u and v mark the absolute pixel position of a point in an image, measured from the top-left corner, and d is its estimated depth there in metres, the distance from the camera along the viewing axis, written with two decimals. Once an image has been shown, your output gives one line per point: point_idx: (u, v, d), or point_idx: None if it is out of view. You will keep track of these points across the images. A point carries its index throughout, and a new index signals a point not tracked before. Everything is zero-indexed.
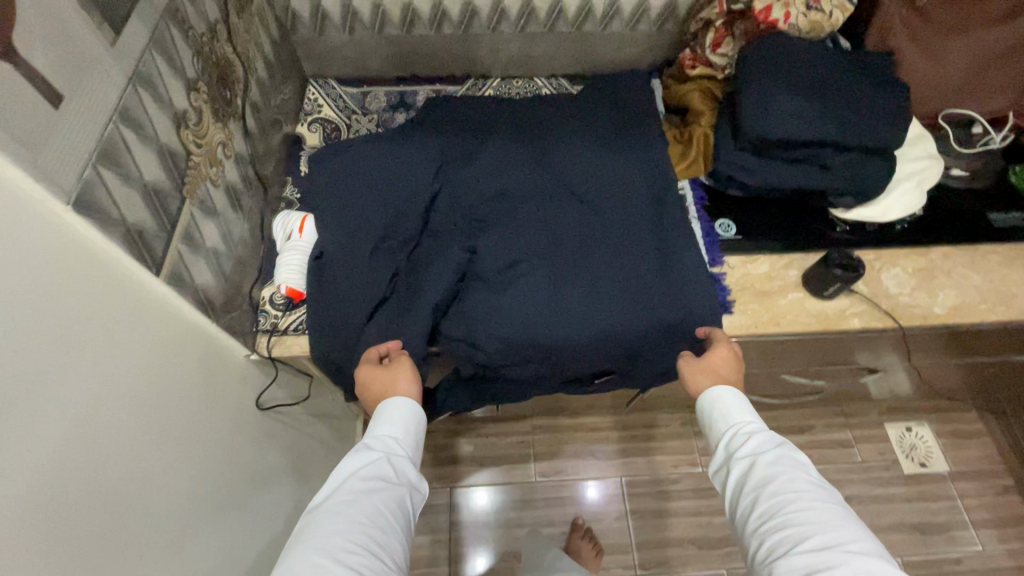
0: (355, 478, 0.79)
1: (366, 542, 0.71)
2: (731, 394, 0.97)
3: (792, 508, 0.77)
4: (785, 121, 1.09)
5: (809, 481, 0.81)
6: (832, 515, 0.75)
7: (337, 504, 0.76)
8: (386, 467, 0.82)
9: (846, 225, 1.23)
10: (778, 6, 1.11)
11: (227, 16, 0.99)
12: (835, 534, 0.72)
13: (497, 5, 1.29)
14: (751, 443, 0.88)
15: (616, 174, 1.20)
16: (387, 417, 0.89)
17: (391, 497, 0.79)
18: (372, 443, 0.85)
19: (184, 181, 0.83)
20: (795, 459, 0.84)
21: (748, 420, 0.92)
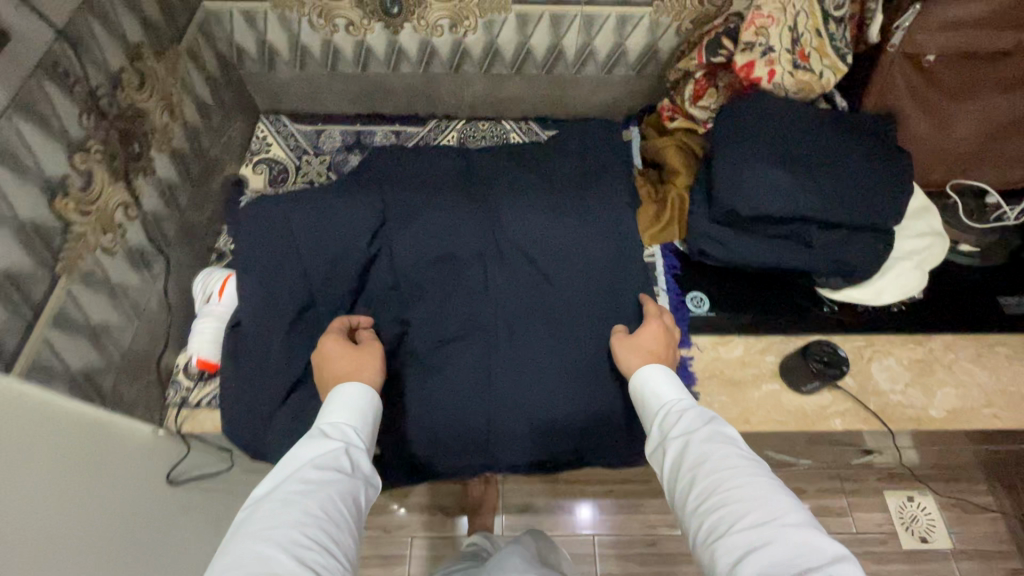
0: (313, 467, 0.67)
1: (321, 538, 0.60)
2: (660, 372, 0.85)
3: (728, 485, 0.65)
4: (763, 196, 0.96)
5: (742, 455, 0.70)
6: (768, 489, 0.64)
7: (288, 495, 0.63)
8: (343, 458, 0.69)
9: (834, 305, 1.10)
10: (761, 63, 0.98)
11: (139, 62, 0.89)
12: (771, 510, 0.62)
13: (458, 45, 1.18)
14: (683, 421, 0.76)
15: (571, 241, 1.07)
16: (341, 400, 0.77)
17: (350, 487, 0.67)
18: (326, 429, 0.73)
19: (57, 257, 0.73)
20: (726, 433, 0.73)
21: (677, 398, 0.81)
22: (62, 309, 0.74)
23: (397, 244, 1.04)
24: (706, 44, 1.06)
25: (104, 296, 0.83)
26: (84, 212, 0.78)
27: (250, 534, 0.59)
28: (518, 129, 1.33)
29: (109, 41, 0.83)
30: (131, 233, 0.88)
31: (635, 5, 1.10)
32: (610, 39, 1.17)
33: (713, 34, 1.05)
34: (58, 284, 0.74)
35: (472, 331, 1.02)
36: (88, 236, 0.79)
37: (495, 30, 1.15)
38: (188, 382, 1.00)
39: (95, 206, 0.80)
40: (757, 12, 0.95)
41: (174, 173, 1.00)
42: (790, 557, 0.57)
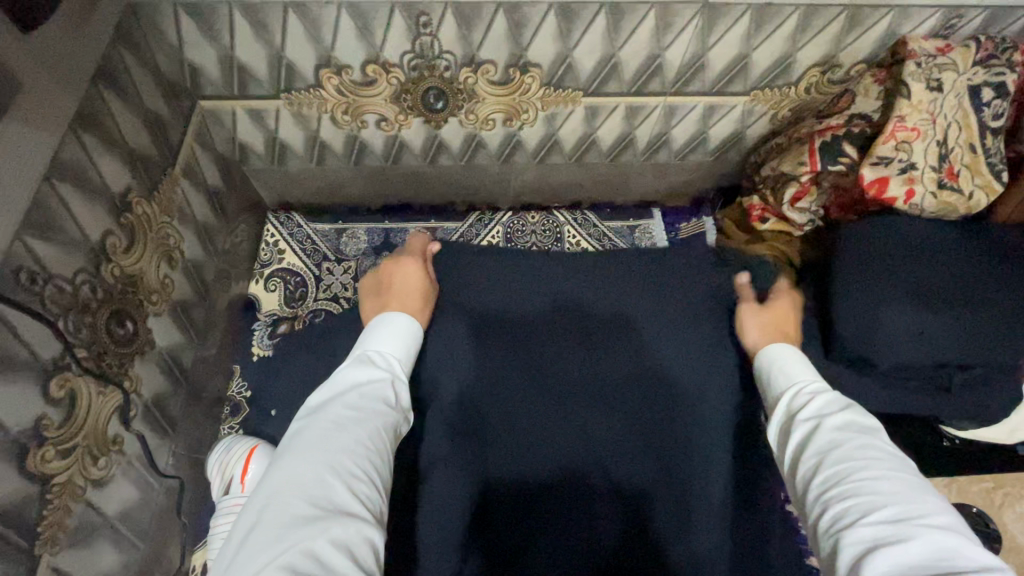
0: (355, 393, 0.55)
1: (371, 472, 0.49)
2: (791, 352, 0.69)
3: (860, 476, 0.50)
4: (900, 344, 0.81)
5: (888, 446, 0.54)
6: (910, 488, 0.48)
7: (337, 417, 0.52)
8: (389, 390, 0.58)
9: (955, 439, 0.96)
10: (898, 180, 0.82)
11: (125, 214, 0.68)
12: (910, 505, 0.46)
13: (512, 137, 0.98)
14: (815, 401, 0.60)
15: (647, 363, 0.77)
16: (395, 326, 0.65)
17: (391, 422, 0.55)
18: (372, 355, 0.61)
19: (32, 534, 0.53)
20: (871, 424, 0.56)
21: (811, 382, 0.64)
22: None
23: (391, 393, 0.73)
24: (821, 146, 0.87)
25: (99, 542, 0.63)
26: (65, 452, 0.57)
27: (292, 449, 0.48)
28: (573, 220, 1.15)
29: (87, 206, 0.62)
30: (130, 442, 0.68)
31: (730, 95, 0.91)
32: (691, 127, 0.99)
33: (832, 134, 0.86)
34: (36, 569, 0.54)
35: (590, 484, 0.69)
36: (73, 483, 0.58)
37: (557, 122, 0.95)
38: None
39: (83, 436, 0.60)
40: (901, 124, 0.78)
41: (173, 333, 0.79)
42: (938, 557, 0.42)
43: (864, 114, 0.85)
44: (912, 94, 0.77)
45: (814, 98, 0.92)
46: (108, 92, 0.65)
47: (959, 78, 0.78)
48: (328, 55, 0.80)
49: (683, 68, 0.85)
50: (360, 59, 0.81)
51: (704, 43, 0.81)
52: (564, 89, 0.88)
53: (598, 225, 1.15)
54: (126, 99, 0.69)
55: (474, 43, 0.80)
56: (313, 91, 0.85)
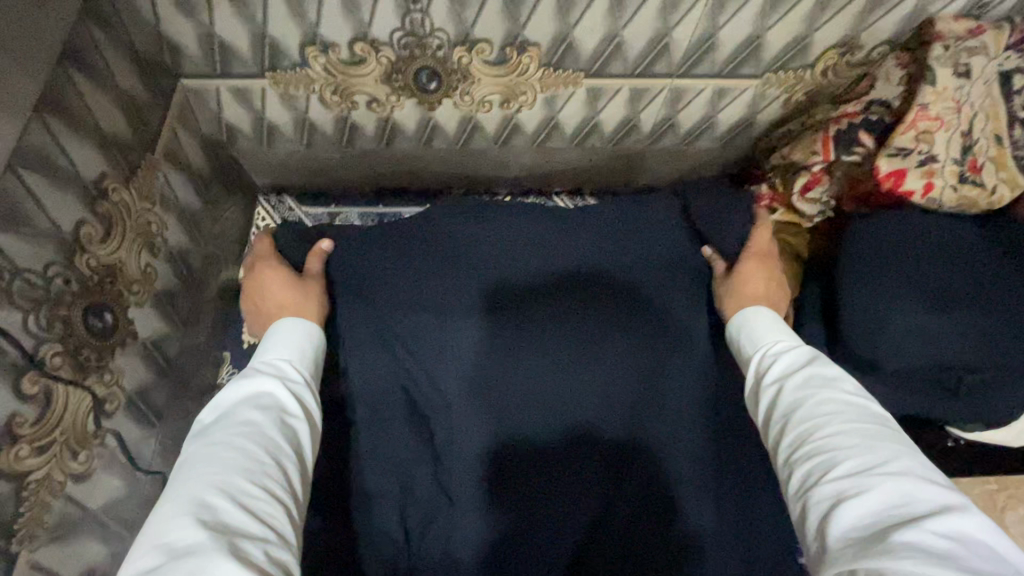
0: (243, 404, 0.50)
1: (270, 486, 0.45)
2: (760, 312, 0.65)
3: (822, 433, 0.49)
4: (911, 348, 0.78)
5: (852, 393, 0.52)
6: (867, 437, 0.48)
7: (223, 439, 0.47)
8: (282, 391, 0.53)
9: (959, 439, 0.92)
10: (916, 173, 0.76)
11: (101, 203, 0.65)
12: (869, 458, 0.45)
13: (510, 120, 0.94)
14: (779, 362, 0.59)
15: (663, 324, 0.71)
16: (286, 335, 0.60)
17: (290, 431, 0.50)
18: (260, 362, 0.56)
19: (9, 532, 0.53)
20: (834, 374, 0.54)
21: (773, 341, 0.61)
22: None
23: (370, 371, 0.68)
24: (834, 134, 0.83)
25: (82, 535, 0.63)
26: (42, 449, 0.56)
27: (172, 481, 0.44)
28: (575, 206, 1.11)
29: (58, 195, 0.59)
30: (113, 434, 0.67)
31: (742, 78, 0.86)
32: (699, 111, 0.94)
33: (847, 122, 0.82)
34: (15, 566, 0.54)
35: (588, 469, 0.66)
36: (51, 479, 0.57)
37: (557, 105, 0.91)
38: None
39: (61, 432, 0.59)
40: (923, 113, 0.72)
41: (158, 322, 0.78)
42: (894, 508, 0.42)
43: (881, 101, 0.80)
44: (937, 80, 0.71)
45: (831, 82, 0.87)
46: (78, 73, 0.62)
47: (988, 64, 0.72)
48: (313, 32, 0.76)
49: (692, 48, 0.80)
50: (348, 36, 0.77)
51: (714, 22, 0.76)
52: (563, 70, 0.83)
53: None
54: (98, 80, 0.66)
55: (467, 21, 0.75)
56: (299, 70, 0.81)
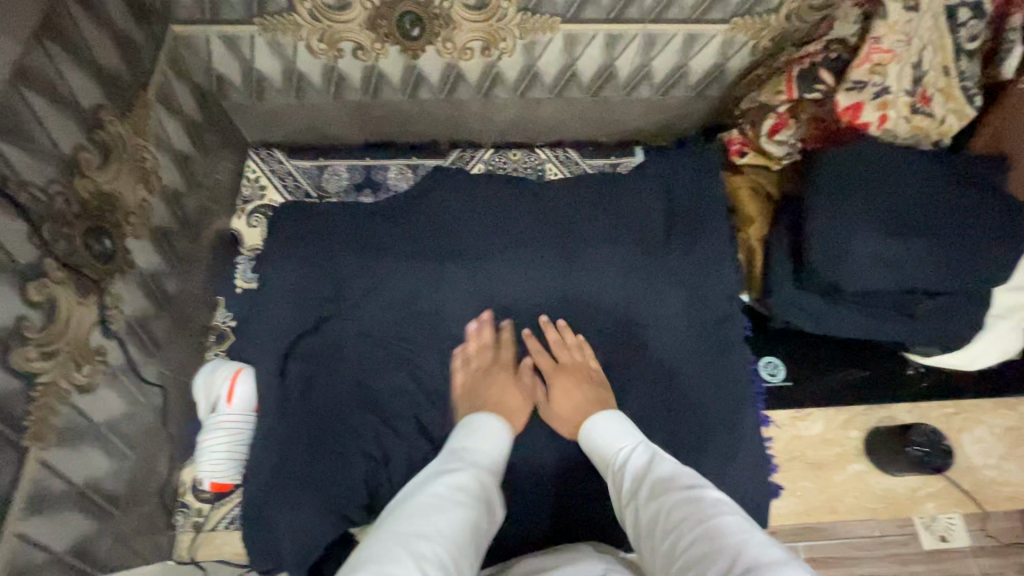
0: (444, 484, 0.65)
1: (444, 560, 0.56)
2: (610, 418, 0.77)
3: (688, 541, 0.55)
4: (870, 272, 0.83)
5: (684, 487, 0.62)
6: (715, 526, 0.55)
7: (423, 511, 0.61)
8: (476, 481, 0.67)
9: (920, 366, 1.00)
10: (871, 106, 0.81)
11: (98, 131, 0.68)
12: (729, 553, 0.52)
13: (491, 69, 0.98)
14: (631, 474, 0.68)
15: (623, 274, 0.97)
16: (488, 427, 0.76)
17: (476, 513, 0.63)
18: (460, 452, 0.72)
19: (20, 426, 0.56)
20: (670, 471, 0.65)
21: (620, 447, 0.73)
22: (38, 487, 0.58)
23: (392, 313, 0.91)
24: (798, 73, 0.88)
25: (87, 444, 0.66)
26: (48, 353, 0.59)
27: (373, 550, 0.56)
28: (555, 157, 1.15)
29: (58, 118, 0.62)
30: (113, 354, 0.70)
31: (712, 22, 0.91)
32: (672, 60, 0.98)
33: (809, 62, 0.87)
34: (27, 459, 0.57)
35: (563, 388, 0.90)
36: (58, 385, 0.61)
37: (536, 52, 0.95)
38: (206, 500, 0.85)
39: (65, 342, 0.62)
40: (875, 46, 0.77)
41: (154, 257, 0.81)
42: None
43: (840, 39, 0.85)
44: (888, 13, 0.76)
45: (795, 26, 0.92)
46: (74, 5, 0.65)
47: None
48: None
49: None
50: None
51: None
52: (541, 14, 0.87)
53: (580, 163, 1.14)
54: (92, 14, 0.69)
55: None
56: (287, 16, 0.85)
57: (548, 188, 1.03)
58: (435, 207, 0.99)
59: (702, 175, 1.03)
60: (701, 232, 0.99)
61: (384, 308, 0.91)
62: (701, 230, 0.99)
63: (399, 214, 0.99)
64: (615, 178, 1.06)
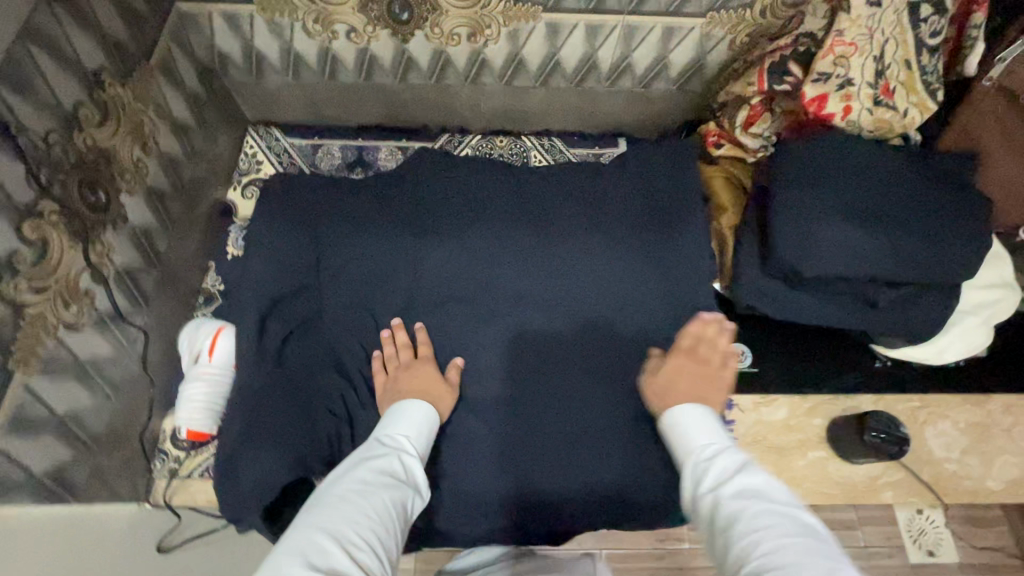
0: (365, 469, 0.65)
1: (371, 540, 0.57)
2: (697, 412, 0.75)
3: (758, 546, 0.54)
4: (831, 258, 0.84)
5: (782, 503, 0.59)
6: (806, 540, 0.54)
7: (349, 492, 0.61)
8: (397, 463, 0.68)
9: (886, 359, 1.02)
10: (836, 97, 0.83)
11: (98, 90, 0.74)
12: (801, 567, 0.50)
13: (477, 56, 1.02)
14: (714, 468, 0.66)
15: (598, 259, 0.99)
16: (412, 415, 0.77)
17: (399, 495, 0.64)
18: (384, 438, 0.72)
19: (9, 350, 0.61)
20: (759, 482, 0.62)
21: (705, 442, 0.71)
22: (21, 409, 0.63)
23: (370, 282, 0.95)
24: (768, 66, 0.90)
25: (71, 377, 0.71)
26: (39, 288, 0.65)
27: (293, 531, 0.56)
28: (541, 145, 1.18)
29: (62, 75, 0.68)
30: (100, 299, 0.75)
31: (688, 16, 0.95)
32: (652, 52, 1.02)
33: (780, 55, 0.89)
34: (13, 381, 0.62)
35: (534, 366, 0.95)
36: (46, 318, 0.66)
37: (520, 41, 0.99)
38: (183, 449, 0.90)
39: (56, 279, 0.67)
40: (839, 38, 0.80)
41: (147, 214, 0.86)
42: None
43: (809, 34, 0.87)
44: (852, 8, 0.79)
45: (768, 22, 0.95)
46: None
47: None
48: None
49: None
50: None
51: None
52: (523, 3, 0.92)
53: (564, 152, 1.18)
54: None
55: None
56: None
57: (528, 172, 1.06)
58: (418, 184, 1.03)
59: (679, 164, 1.05)
60: (674, 218, 1.01)
61: (371, 283, 0.96)
62: (676, 215, 1.01)
63: (382, 190, 1.03)
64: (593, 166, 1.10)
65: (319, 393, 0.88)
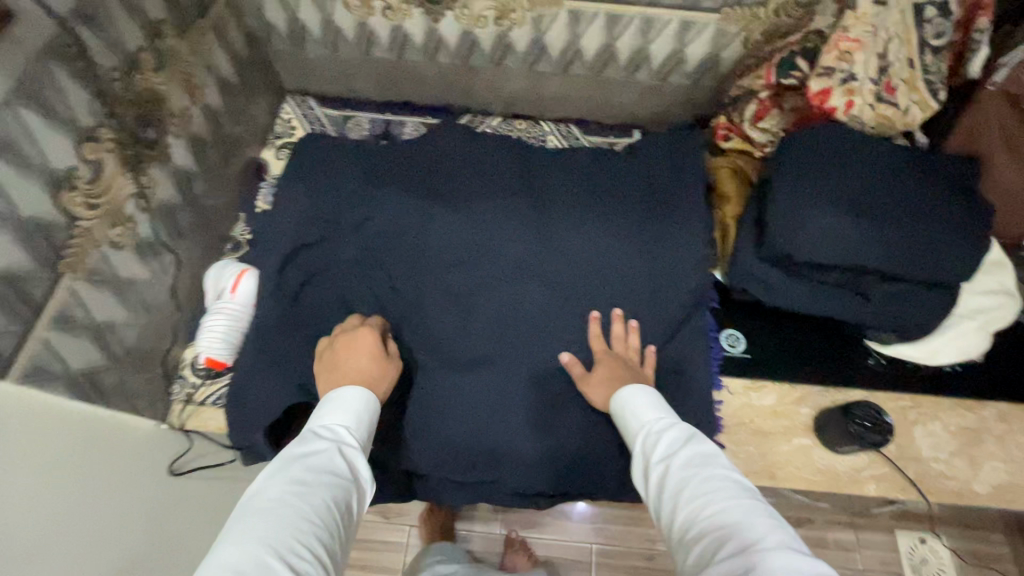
0: (302, 466, 0.63)
1: (316, 546, 0.55)
2: (637, 392, 0.82)
3: (707, 512, 0.60)
4: (824, 243, 0.87)
5: (724, 467, 0.65)
6: (747, 507, 0.59)
7: (284, 495, 0.59)
8: (338, 457, 0.66)
9: (880, 358, 1.02)
10: (839, 92, 0.87)
11: (157, 40, 0.83)
12: (751, 532, 0.56)
13: (503, 39, 1.09)
14: (663, 442, 0.72)
15: (601, 236, 1.03)
16: (349, 403, 0.75)
17: (342, 492, 0.63)
18: (321, 430, 0.70)
19: (60, 255, 0.69)
20: (708, 450, 0.68)
21: (655, 417, 0.77)
22: (64, 309, 0.71)
23: (385, 240, 1.02)
24: (777, 61, 0.95)
25: (109, 291, 0.79)
26: (90, 205, 0.73)
27: (230, 543, 0.53)
28: (558, 130, 1.25)
29: (127, 20, 0.77)
30: (141, 226, 0.83)
31: (704, 11, 0.99)
32: (668, 45, 1.07)
33: (789, 50, 0.94)
34: (60, 282, 0.70)
35: (531, 331, 1.00)
36: (93, 234, 0.74)
37: (543, 27, 1.05)
38: (200, 377, 0.97)
39: (106, 200, 0.75)
40: (844, 34, 0.84)
41: (189, 159, 0.95)
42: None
43: (818, 31, 0.92)
44: (858, 6, 0.83)
45: (782, 20, 0.99)
46: None
47: None
48: None
49: None
50: None
51: None
52: None
53: (579, 138, 1.24)
54: None
55: None
56: None
57: (542, 151, 1.12)
58: (437, 155, 1.10)
59: (686, 153, 1.09)
60: (679, 202, 1.05)
61: (387, 239, 1.02)
62: (680, 200, 1.05)
63: (403, 157, 1.09)
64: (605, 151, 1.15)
65: (333, 334, 0.95)
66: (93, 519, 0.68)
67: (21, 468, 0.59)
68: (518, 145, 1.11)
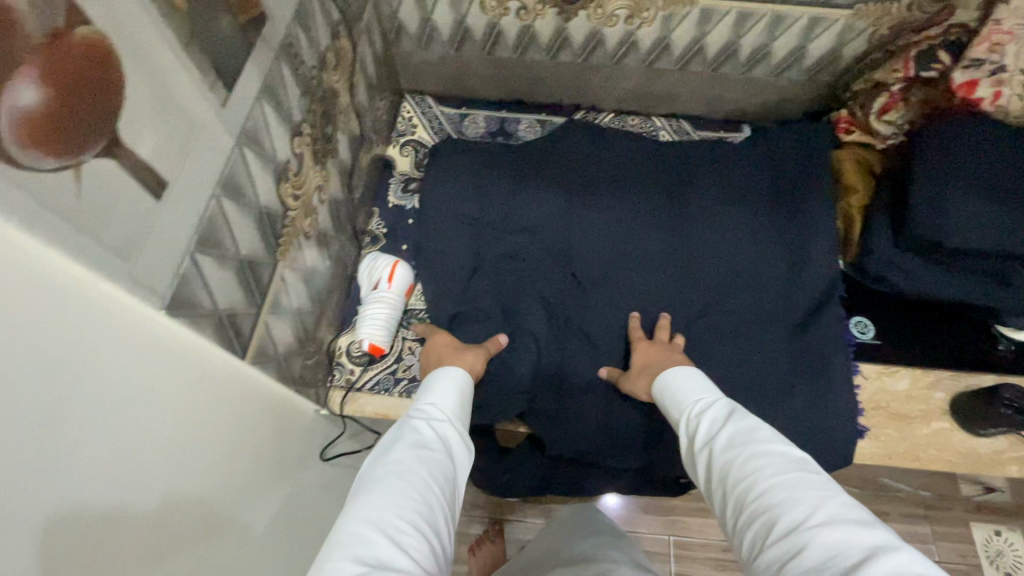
0: (399, 445, 0.62)
1: (417, 522, 0.54)
2: (681, 373, 0.81)
3: (756, 491, 0.58)
4: (972, 232, 0.88)
5: (767, 441, 0.63)
6: (794, 483, 0.58)
7: (382, 475, 0.58)
8: (428, 431, 0.66)
9: (1011, 344, 1.03)
10: (987, 83, 0.91)
11: (335, 41, 0.87)
12: (798, 511, 0.55)
13: (629, 37, 1.12)
14: (704, 424, 0.71)
15: (729, 227, 1.07)
16: (442, 385, 0.75)
17: (438, 465, 0.62)
18: (414, 409, 0.70)
19: (277, 243, 0.74)
20: (747, 425, 0.66)
21: (695, 399, 0.75)
22: (275, 294, 0.75)
23: (526, 232, 1.06)
24: (915, 54, 0.99)
25: (298, 279, 0.83)
26: (296, 197, 0.78)
27: (342, 522, 0.54)
28: (670, 126, 1.30)
29: (321, 22, 0.81)
30: (318, 217, 0.88)
31: (837, 7, 1.02)
32: (792, 41, 1.10)
33: (928, 45, 0.98)
34: (276, 268, 0.74)
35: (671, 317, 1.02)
36: (296, 224, 0.79)
37: (672, 25, 1.08)
38: (358, 363, 1.02)
39: (304, 192, 0.80)
40: (996, 28, 0.90)
41: (348, 154, 0.99)
42: (832, 558, 0.50)
43: (963, 26, 0.95)
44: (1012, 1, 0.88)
45: (913, 16, 1.02)
46: None
47: None
48: None
49: None
50: None
51: None
52: None
53: (691, 133, 1.29)
54: None
55: None
56: None
57: (662, 147, 1.16)
58: (562, 152, 1.15)
59: (809, 147, 1.12)
60: (807, 193, 1.07)
61: (530, 231, 1.06)
62: (807, 190, 1.08)
63: (530, 153, 1.14)
64: (723, 144, 1.18)
65: (495, 322, 1.00)
66: (256, 491, 0.71)
67: (222, 434, 0.62)
68: (639, 143, 1.16)
